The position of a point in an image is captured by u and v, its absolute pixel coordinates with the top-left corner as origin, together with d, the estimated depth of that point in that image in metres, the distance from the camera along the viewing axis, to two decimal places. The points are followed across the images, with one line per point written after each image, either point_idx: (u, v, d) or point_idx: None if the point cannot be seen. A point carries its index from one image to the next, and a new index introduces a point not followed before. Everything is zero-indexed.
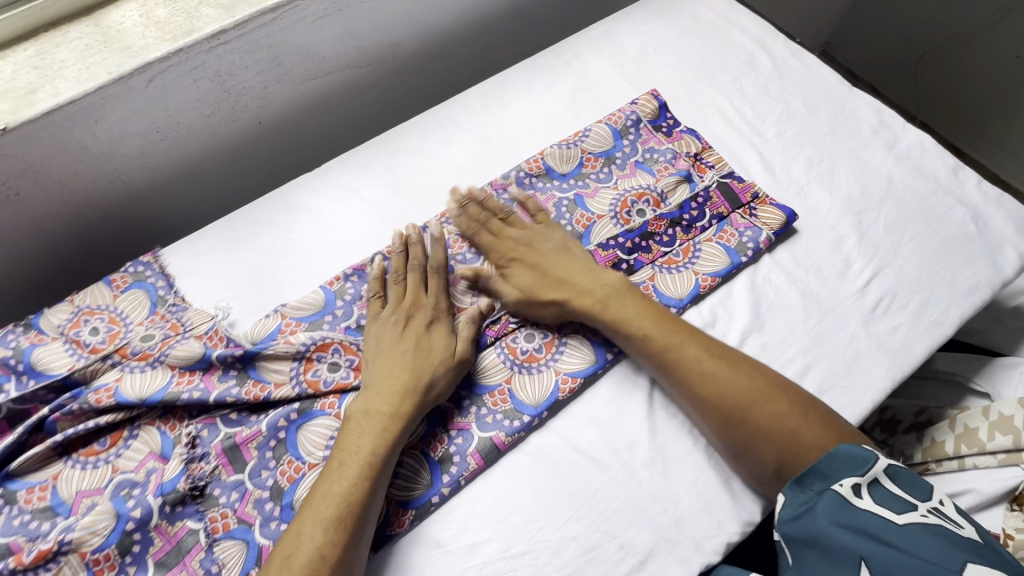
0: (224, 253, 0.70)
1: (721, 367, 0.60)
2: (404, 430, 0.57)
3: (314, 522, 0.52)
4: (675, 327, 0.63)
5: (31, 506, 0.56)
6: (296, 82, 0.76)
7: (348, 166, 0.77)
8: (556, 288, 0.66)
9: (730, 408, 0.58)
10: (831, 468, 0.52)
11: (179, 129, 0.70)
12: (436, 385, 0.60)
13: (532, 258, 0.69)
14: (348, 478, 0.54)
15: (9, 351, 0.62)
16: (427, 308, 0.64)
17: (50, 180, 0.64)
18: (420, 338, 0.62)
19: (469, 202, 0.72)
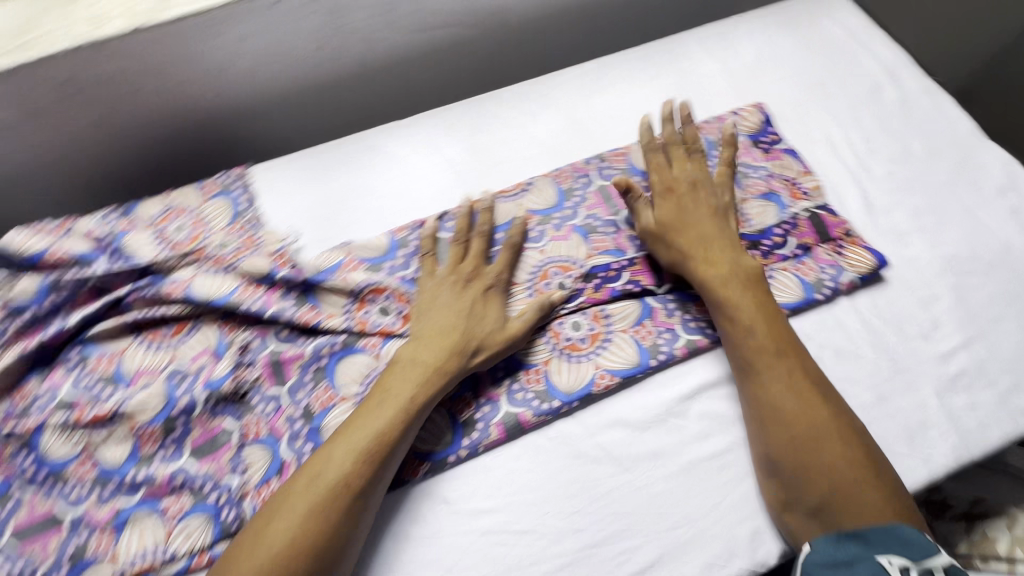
0: (305, 181, 0.73)
1: (807, 380, 0.58)
2: (446, 383, 0.59)
3: (317, 484, 0.52)
4: (772, 331, 0.60)
5: (98, 370, 0.62)
6: (404, 32, 0.77)
7: (435, 122, 0.77)
8: (688, 236, 0.65)
9: (794, 426, 0.56)
10: (882, 542, 0.49)
11: (289, 58, 0.73)
12: (487, 349, 0.60)
13: (687, 199, 0.68)
14: (356, 442, 0.54)
15: (106, 232, 0.69)
16: (490, 275, 0.65)
17: (168, 82, 0.69)
18: (475, 307, 0.62)
19: (666, 130, 0.73)
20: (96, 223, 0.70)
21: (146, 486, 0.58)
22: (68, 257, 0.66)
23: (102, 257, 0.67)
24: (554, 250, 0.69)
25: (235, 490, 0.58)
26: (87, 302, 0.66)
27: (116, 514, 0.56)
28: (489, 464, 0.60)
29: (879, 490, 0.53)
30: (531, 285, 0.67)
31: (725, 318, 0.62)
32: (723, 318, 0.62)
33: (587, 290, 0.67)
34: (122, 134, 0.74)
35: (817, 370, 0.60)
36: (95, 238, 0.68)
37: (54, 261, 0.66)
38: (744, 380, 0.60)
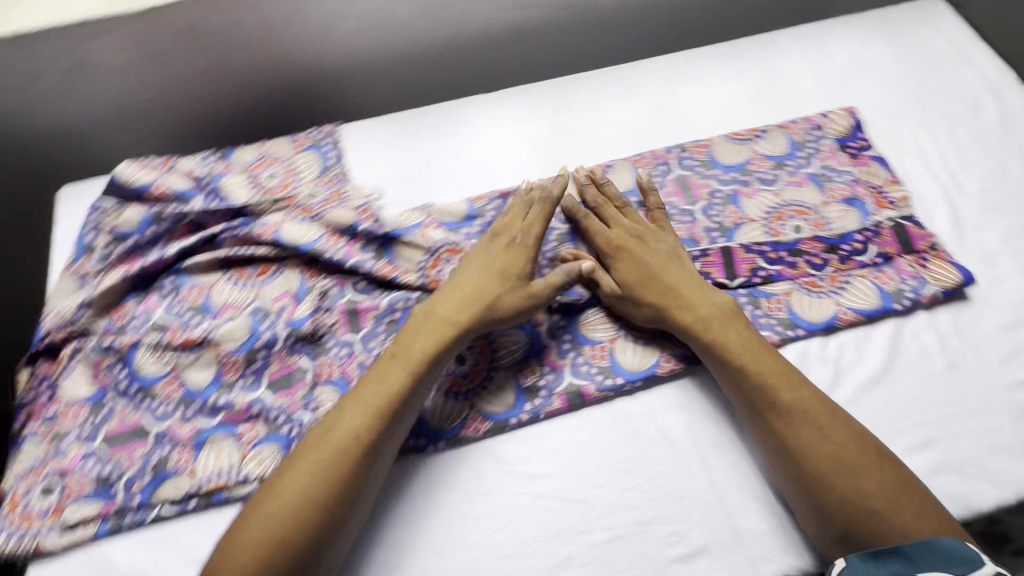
0: (392, 144, 0.76)
1: (811, 405, 0.56)
2: (454, 346, 0.58)
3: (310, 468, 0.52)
4: (762, 362, 0.58)
5: (189, 299, 0.66)
6: (499, 9, 0.79)
7: (521, 98, 0.79)
8: (658, 290, 0.62)
9: (808, 460, 0.54)
10: (924, 559, 0.47)
11: (388, 25, 0.76)
12: (491, 319, 0.60)
13: (641, 251, 0.64)
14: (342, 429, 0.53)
15: (206, 172, 0.73)
16: (498, 242, 0.64)
17: (274, 37, 0.73)
18: (505, 262, 0.62)
19: (588, 189, 0.70)
20: (194, 163, 0.74)
21: (225, 411, 0.61)
22: (171, 193, 0.70)
23: (199, 196, 0.71)
24: None
25: (306, 426, 0.60)
26: (183, 236, 0.70)
27: (196, 433, 0.60)
28: (548, 431, 0.61)
29: (912, 513, 0.51)
30: None
31: (718, 360, 0.59)
32: (716, 359, 0.59)
33: None
34: (227, 85, 0.78)
35: (825, 398, 0.57)
36: (194, 177, 0.72)
37: (158, 195, 0.70)
38: (752, 415, 0.58)
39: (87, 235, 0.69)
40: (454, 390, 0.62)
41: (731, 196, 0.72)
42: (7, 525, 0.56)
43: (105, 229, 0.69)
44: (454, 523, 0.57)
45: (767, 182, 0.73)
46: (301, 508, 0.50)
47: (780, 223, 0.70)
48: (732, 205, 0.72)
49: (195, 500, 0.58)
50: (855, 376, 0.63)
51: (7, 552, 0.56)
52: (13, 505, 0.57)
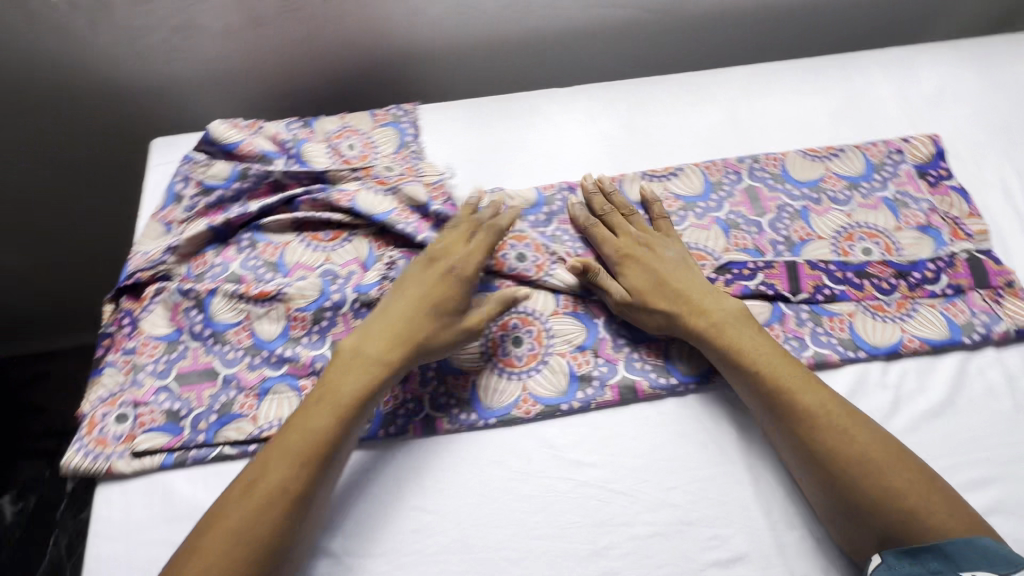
0: (467, 128, 0.78)
1: (825, 401, 0.57)
2: (390, 379, 0.58)
3: (248, 508, 0.50)
4: (773, 362, 0.59)
5: (264, 255, 0.70)
6: (586, 5, 0.79)
7: (597, 95, 0.80)
8: (668, 297, 0.62)
9: (828, 458, 0.54)
10: (962, 557, 0.47)
11: (476, 12, 0.77)
12: (424, 352, 0.59)
13: (649, 260, 0.65)
14: (273, 469, 0.52)
15: (289, 137, 0.77)
16: (434, 271, 0.63)
17: (368, 14, 0.75)
18: (440, 293, 0.61)
19: (594, 197, 0.70)
20: (278, 126, 0.78)
21: (290, 364, 0.64)
22: (257, 153, 0.74)
23: (282, 159, 0.74)
24: (692, 236, 0.70)
25: None
26: (263, 195, 0.73)
27: (261, 381, 0.63)
28: (597, 422, 0.62)
29: (944, 511, 0.51)
30: None
31: (728, 363, 0.60)
32: (726, 361, 0.60)
33: (720, 282, 0.67)
34: (315, 56, 0.80)
35: (840, 399, 0.57)
36: (278, 139, 0.76)
37: (245, 153, 0.74)
38: (766, 416, 0.59)
39: (177, 184, 0.73)
40: (509, 371, 0.64)
41: (801, 211, 0.72)
42: (84, 444, 0.60)
43: (194, 180, 0.73)
44: (498, 498, 0.59)
45: (838, 202, 0.72)
46: (247, 544, 0.49)
47: (849, 244, 0.70)
48: (800, 220, 0.71)
49: (254, 444, 0.61)
50: (915, 405, 0.62)
51: (80, 470, 0.59)
52: (90, 427, 0.61)
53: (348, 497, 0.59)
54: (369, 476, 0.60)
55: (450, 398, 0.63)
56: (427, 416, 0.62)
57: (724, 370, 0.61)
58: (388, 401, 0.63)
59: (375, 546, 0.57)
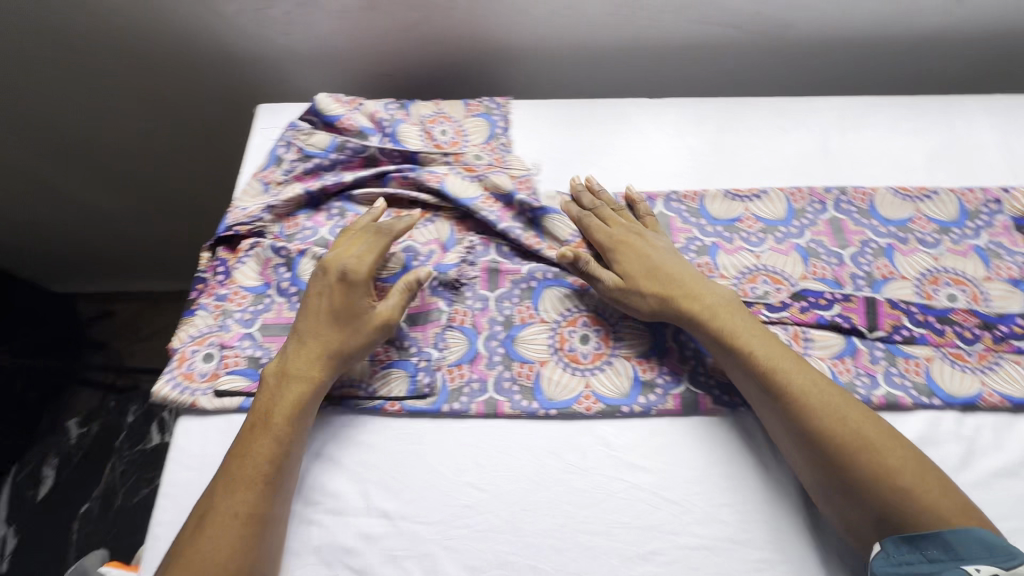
0: (556, 128, 0.80)
1: (814, 385, 0.58)
2: (319, 392, 0.61)
3: (210, 540, 0.52)
4: (765, 345, 0.60)
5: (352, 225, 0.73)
6: (686, 20, 0.80)
7: (687, 110, 0.81)
8: (660, 281, 0.64)
9: (819, 438, 0.55)
10: (965, 548, 0.47)
11: (578, 16, 0.79)
12: (343, 354, 0.62)
13: (639, 249, 0.66)
14: (219, 503, 0.54)
15: (386, 116, 0.80)
16: (328, 280, 0.64)
17: (476, 8, 0.78)
18: (343, 300, 0.63)
19: (585, 194, 0.72)
20: (373, 104, 0.81)
21: None
22: (355, 128, 0.78)
23: (378, 136, 0.78)
24: (770, 259, 0.70)
25: (433, 361, 0.66)
26: (356, 168, 0.77)
27: None
28: (655, 429, 0.63)
29: (937, 491, 0.51)
30: (737, 283, 0.69)
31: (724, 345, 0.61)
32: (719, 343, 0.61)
33: (794, 308, 0.67)
34: (417, 43, 0.84)
35: (827, 383, 0.58)
36: (375, 118, 0.79)
37: (344, 127, 0.78)
38: (756, 399, 0.60)
39: (280, 148, 0.78)
40: (573, 365, 0.65)
41: (885, 248, 0.71)
42: (173, 377, 0.65)
43: (295, 146, 0.77)
44: (552, 488, 0.60)
45: (926, 244, 0.71)
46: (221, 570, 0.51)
47: (933, 288, 0.68)
48: (884, 258, 0.70)
49: (326, 400, 0.64)
50: (989, 461, 0.60)
51: (168, 400, 0.64)
52: (180, 362, 0.66)
53: (408, 463, 0.62)
54: (429, 447, 0.62)
55: (514, 383, 0.64)
56: (490, 398, 0.64)
57: (716, 352, 0.62)
58: (454, 378, 0.65)
59: (429, 514, 0.59)
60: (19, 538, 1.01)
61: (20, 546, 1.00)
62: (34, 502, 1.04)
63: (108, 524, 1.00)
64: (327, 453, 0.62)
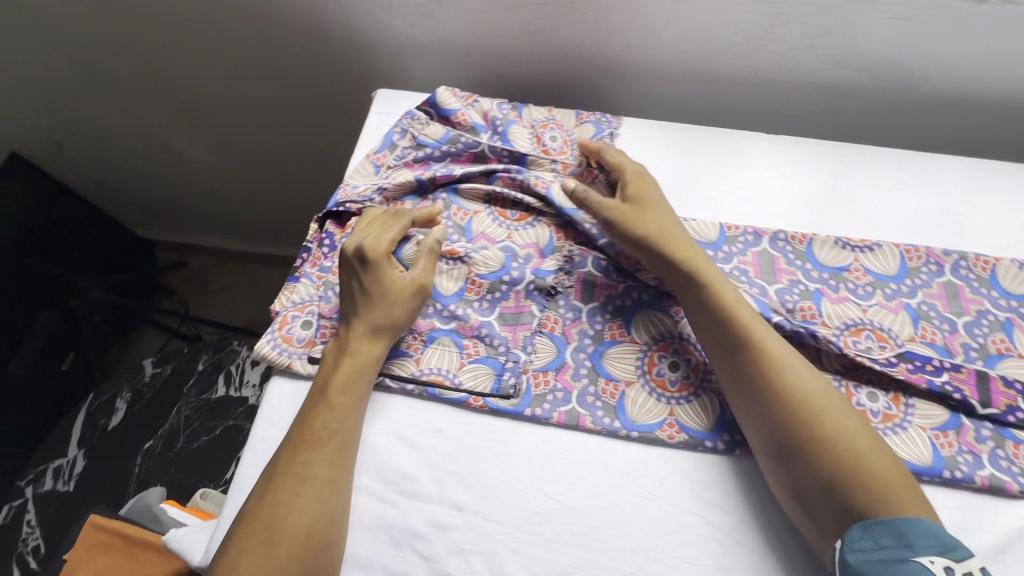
0: (665, 151, 0.80)
1: (797, 366, 0.58)
2: (373, 361, 0.63)
3: (268, 498, 0.55)
4: (756, 322, 0.61)
5: (455, 218, 0.75)
6: (817, 60, 0.79)
7: (803, 150, 0.79)
8: (659, 228, 0.66)
9: (790, 418, 0.56)
10: (920, 539, 0.49)
11: (706, 43, 0.79)
12: (387, 324, 0.64)
13: (647, 196, 0.69)
14: (280, 464, 0.57)
15: (499, 115, 0.81)
16: (351, 261, 0.66)
17: (606, 23, 0.78)
18: (372, 272, 0.65)
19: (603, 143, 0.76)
20: (486, 101, 0.83)
21: (458, 322, 0.68)
22: (468, 123, 0.80)
23: (489, 134, 0.79)
24: (876, 314, 0.68)
25: (519, 363, 0.66)
26: (464, 163, 0.78)
27: (430, 331, 0.68)
28: (736, 468, 0.62)
29: (888, 474, 0.53)
30: (839, 334, 0.66)
31: (714, 316, 0.62)
32: (711, 313, 0.62)
33: (901, 368, 0.64)
34: (539, 50, 0.85)
35: (797, 357, 0.59)
36: (488, 113, 0.81)
37: (459, 121, 0.80)
38: (726, 370, 0.61)
39: (395, 133, 0.80)
40: (660, 392, 0.64)
41: (1003, 322, 0.67)
42: (274, 338, 0.68)
43: (409, 133, 0.80)
44: (624, 510, 0.59)
45: None
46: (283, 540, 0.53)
47: None
48: (1001, 332, 0.67)
49: (412, 384, 0.65)
50: None
51: (267, 360, 0.67)
52: (281, 324, 0.69)
53: (483, 460, 0.62)
54: (507, 447, 0.63)
55: (598, 399, 0.64)
56: (572, 409, 0.64)
57: (696, 312, 0.63)
58: (539, 384, 0.65)
59: (500, 513, 0.60)
60: (86, 462, 1.07)
61: (86, 470, 1.06)
62: (104, 431, 1.10)
63: (169, 463, 1.06)
64: (407, 435, 0.64)
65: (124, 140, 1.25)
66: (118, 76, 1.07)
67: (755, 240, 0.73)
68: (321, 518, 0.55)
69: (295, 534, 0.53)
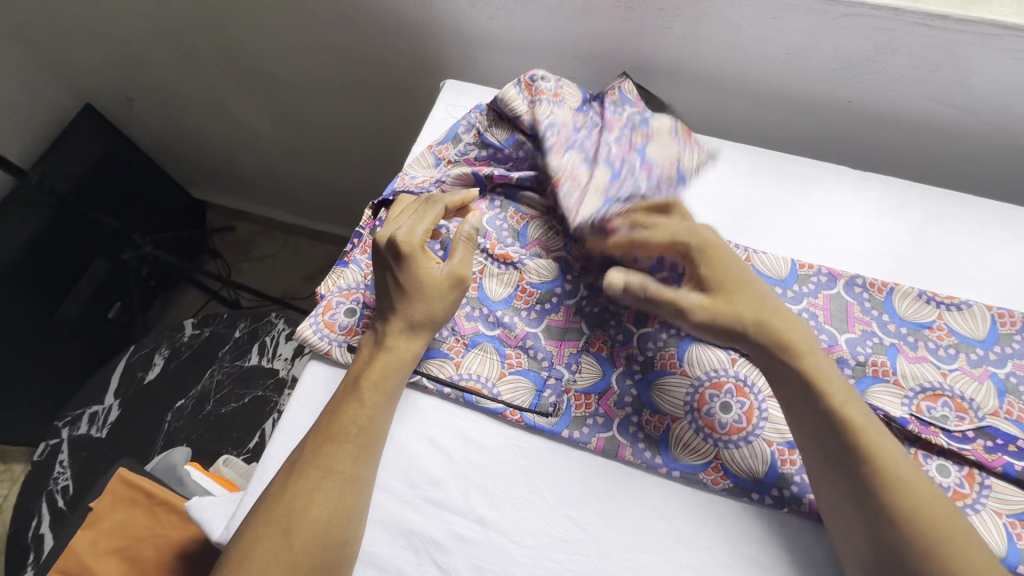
0: (741, 175, 0.76)
1: (918, 485, 0.49)
2: (408, 360, 0.61)
3: (289, 486, 0.54)
4: (864, 422, 0.51)
5: (511, 221, 0.72)
6: (921, 96, 0.73)
7: (891, 190, 0.74)
8: (745, 306, 0.54)
9: (900, 541, 0.47)
10: None
11: (800, 66, 0.74)
12: (423, 321, 0.60)
13: (719, 266, 0.56)
14: (304, 452, 0.56)
15: (546, 132, 0.69)
16: (383, 253, 0.62)
17: (694, 35, 0.74)
18: (408, 266, 0.60)
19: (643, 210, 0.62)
20: (559, 109, 0.71)
21: (502, 329, 0.66)
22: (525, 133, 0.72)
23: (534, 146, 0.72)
24: (957, 380, 0.61)
25: (562, 382, 0.63)
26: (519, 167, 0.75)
27: (473, 335, 0.66)
28: (782, 527, 0.57)
29: None
30: (911, 397, 0.61)
31: (817, 413, 0.52)
32: (819, 411, 0.52)
33: (978, 444, 0.58)
34: (618, 55, 0.81)
35: (908, 463, 0.50)
36: (537, 124, 0.70)
37: (517, 124, 0.72)
38: (816, 461, 0.53)
39: (461, 126, 0.77)
40: (708, 433, 0.59)
41: None
42: (316, 322, 0.67)
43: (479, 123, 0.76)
44: (656, 553, 0.56)
45: None
46: (297, 535, 0.51)
47: None
48: None
49: (449, 388, 0.63)
50: None
51: (307, 343, 0.66)
52: (325, 309, 0.68)
53: (514, 477, 0.60)
54: (538, 467, 0.60)
55: (639, 431, 0.61)
56: (612, 437, 0.61)
57: (788, 400, 0.54)
58: (580, 406, 0.62)
59: (524, 536, 0.57)
60: (121, 411, 1.10)
61: (119, 419, 1.09)
62: (141, 383, 1.12)
63: (197, 424, 1.08)
64: (438, 439, 0.62)
65: (191, 105, 1.28)
66: (192, 42, 1.09)
67: (829, 282, 0.68)
68: (339, 515, 0.53)
69: (310, 527, 0.52)
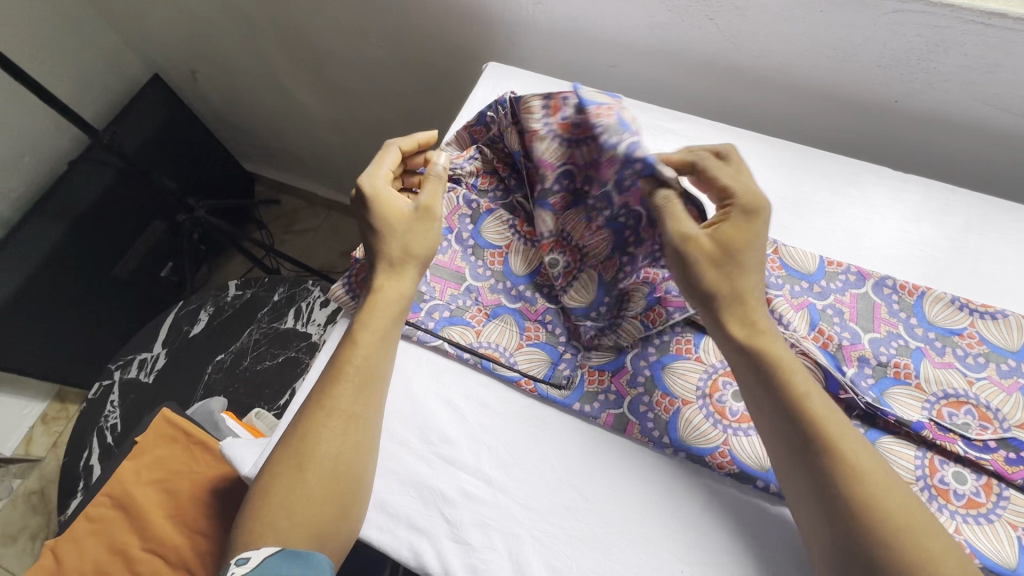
0: (776, 169, 0.75)
1: (868, 467, 0.49)
2: (391, 297, 0.63)
3: (302, 427, 0.58)
4: (821, 410, 0.52)
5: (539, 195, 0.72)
6: (975, 96, 0.70)
7: (934, 193, 0.72)
8: (720, 275, 0.56)
9: (851, 526, 0.48)
10: None
11: (846, 62, 0.72)
12: (402, 255, 0.64)
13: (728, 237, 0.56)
14: (312, 397, 0.60)
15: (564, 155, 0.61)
16: (355, 203, 0.66)
17: (737, 27, 0.74)
18: (379, 206, 0.64)
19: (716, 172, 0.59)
20: None
21: (524, 303, 0.69)
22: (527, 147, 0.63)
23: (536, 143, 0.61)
24: (984, 390, 0.60)
25: (577, 358, 0.66)
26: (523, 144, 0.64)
27: (496, 306, 0.69)
28: (784, 511, 0.58)
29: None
30: (933, 402, 0.59)
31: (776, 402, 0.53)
32: (773, 398, 0.53)
33: (999, 455, 0.57)
34: (659, 45, 0.82)
35: (862, 451, 0.50)
36: (547, 159, 0.60)
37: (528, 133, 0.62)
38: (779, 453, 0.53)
39: None
40: (717, 418, 0.61)
41: None
42: (348, 282, 0.71)
43: (497, 126, 0.69)
44: (654, 527, 0.57)
45: None
46: (310, 467, 0.56)
47: None
48: None
49: (469, 353, 0.66)
50: None
51: (340, 301, 0.71)
52: (358, 271, 0.71)
53: (525, 445, 0.62)
54: (546, 435, 0.63)
55: (650, 410, 0.62)
56: (622, 414, 0.62)
57: (750, 387, 0.56)
58: (593, 381, 0.64)
59: (528, 499, 0.59)
60: (167, 360, 1.19)
61: (166, 367, 1.18)
62: (186, 336, 1.20)
63: (234, 378, 1.15)
64: (454, 401, 0.65)
65: (249, 79, 1.35)
66: (254, 19, 1.15)
67: (857, 280, 0.67)
68: (347, 450, 0.57)
69: (321, 463, 0.56)
